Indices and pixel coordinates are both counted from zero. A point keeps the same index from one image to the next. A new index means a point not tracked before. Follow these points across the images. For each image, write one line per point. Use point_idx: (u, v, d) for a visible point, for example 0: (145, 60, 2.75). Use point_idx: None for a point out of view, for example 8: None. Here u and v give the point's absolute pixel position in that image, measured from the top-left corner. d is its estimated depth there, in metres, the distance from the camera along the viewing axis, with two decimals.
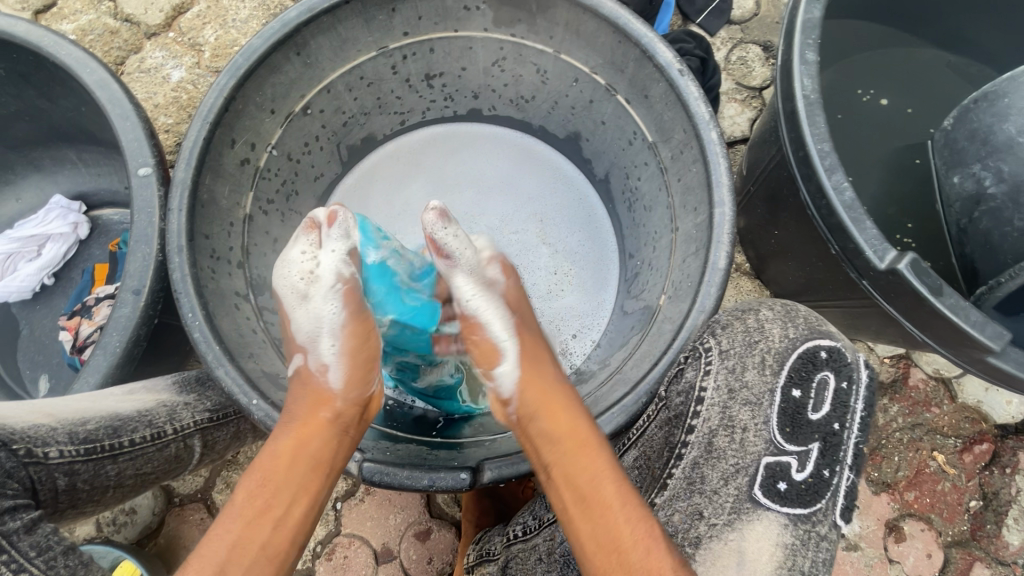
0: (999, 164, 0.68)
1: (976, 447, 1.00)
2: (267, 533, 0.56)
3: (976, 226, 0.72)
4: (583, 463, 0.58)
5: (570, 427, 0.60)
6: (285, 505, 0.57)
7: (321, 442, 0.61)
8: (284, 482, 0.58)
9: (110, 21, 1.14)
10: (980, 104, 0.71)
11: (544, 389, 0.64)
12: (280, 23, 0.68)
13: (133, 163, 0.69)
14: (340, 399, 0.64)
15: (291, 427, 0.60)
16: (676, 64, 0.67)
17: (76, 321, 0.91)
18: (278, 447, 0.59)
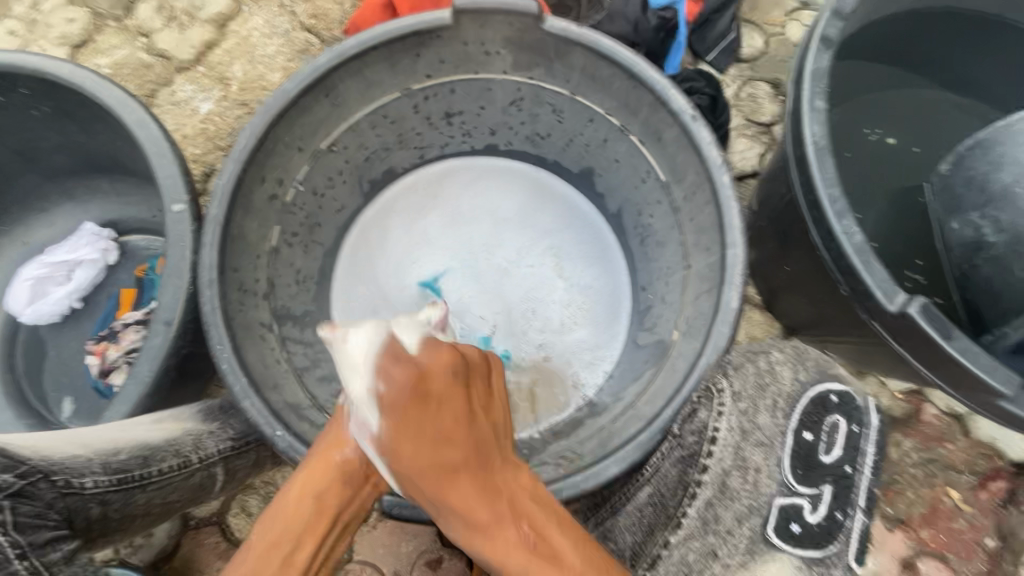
0: (997, 213, 0.69)
1: (991, 484, 0.99)
2: (271, 572, 0.56)
3: (977, 272, 0.72)
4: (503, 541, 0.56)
5: (503, 554, 0.56)
6: (292, 544, 0.58)
7: (329, 484, 0.60)
8: (291, 526, 0.58)
9: (144, 56, 1.20)
10: (975, 150, 0.72)
11: (435, 465, 0.58)
12: (310, 69, 0.72)
13: (168, 199, 0.73)
14: (353, 449, 0.62)
15: (303, 467, 0.61)
16: (689, 110, 0.70)
17: (103, 346, 0.94)
18: (290, 492, 0.60)
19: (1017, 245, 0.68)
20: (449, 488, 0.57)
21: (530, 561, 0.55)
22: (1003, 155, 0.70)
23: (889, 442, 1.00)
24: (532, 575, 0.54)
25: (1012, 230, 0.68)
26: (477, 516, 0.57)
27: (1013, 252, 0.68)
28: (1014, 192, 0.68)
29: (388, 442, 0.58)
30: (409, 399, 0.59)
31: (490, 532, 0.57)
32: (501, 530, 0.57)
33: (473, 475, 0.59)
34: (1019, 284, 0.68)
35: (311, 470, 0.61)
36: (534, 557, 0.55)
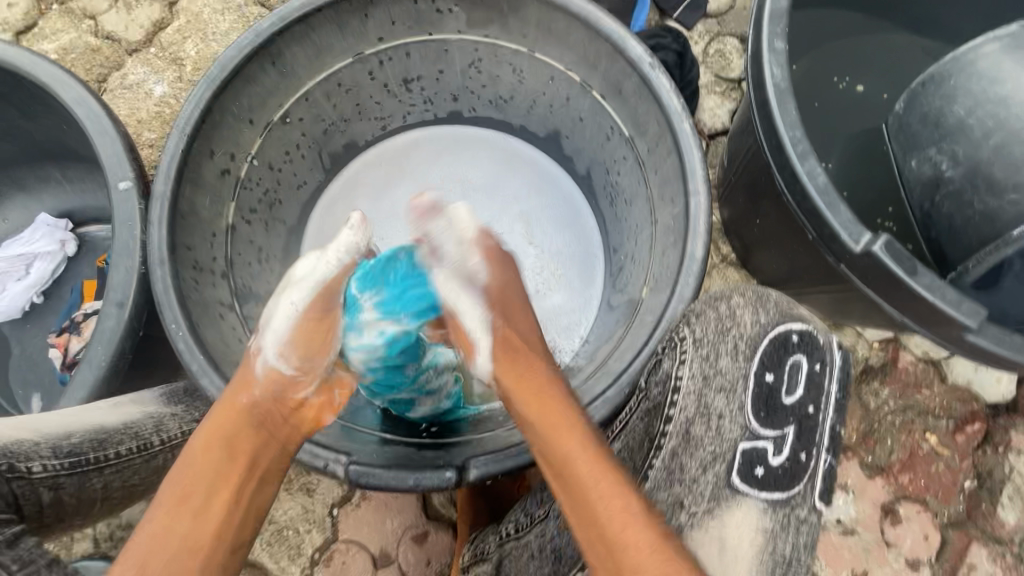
0: (953, 146, 0.69)
1: (968, 427, 1.00)
2: (186, 522, 0.53)
3: (939, 210, 0.72)
4: (562, 443, 0.56)
5: (563, 446, 0.56)
6: (204, 493, 0.55)
7: (239, 423, 0.58)
8: (205, 471, 0.56)
9: (91, 38, 1.15)
10: (928, 86, 0.73)
11: (525, 378, 0.62)
12: (253, 34, 0.69)
13: (113, 178, 0.70)
14: (261, 387, 0.61)
15: (211, 412, 0.59)
16: (647, 58, 0.68)
17: (65, 338, 0.92)
18: (196, 442, 0.58)
19: (976, 177, 0.67)
20: (523, 379, 0.62)
21: (595, 467, 0.54)
22: (954, 88, 0.70)
23: (867, 392, 1.01)
24: (594, 482, 0.54)
25: (966, 163, 0.68)
26: (550, 421, 0.58)
27: (972, 186, 0.68)
28: (969, 125, 0.68)
29: (487, 312, 0.66)
30: (502, 283, 0.68)
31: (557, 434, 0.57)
32: (569, 436, 0.56)
33: (553, 392, 0.60)
34: (980, 219, 0.68)
35: (218, 417, 0.59)
36: (598, 467, 0.54)
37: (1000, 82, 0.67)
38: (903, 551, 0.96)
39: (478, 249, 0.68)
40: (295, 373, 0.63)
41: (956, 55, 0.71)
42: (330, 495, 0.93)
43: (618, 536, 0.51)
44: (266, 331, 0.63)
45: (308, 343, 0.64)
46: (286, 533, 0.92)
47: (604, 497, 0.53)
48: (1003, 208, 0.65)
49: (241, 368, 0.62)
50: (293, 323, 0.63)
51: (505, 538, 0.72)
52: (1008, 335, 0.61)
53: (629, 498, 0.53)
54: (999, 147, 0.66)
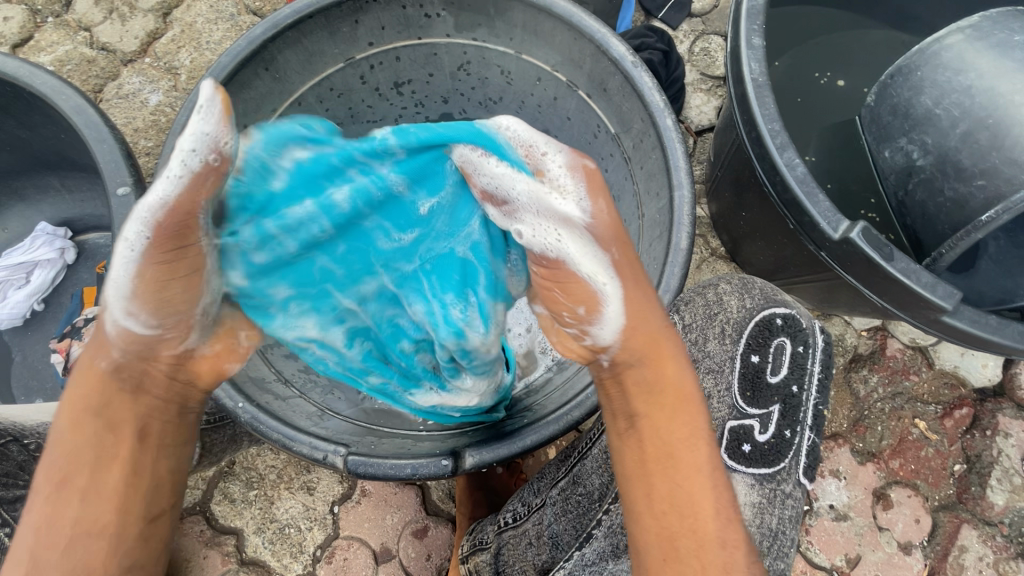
0: (923, 136, 0.72)
1: (956, 412, 1.02)
2: (72, 507, 0.51)
3: (912, 198, 0.74)
4: (680, 421, 0.53)
5: (681, 425, 0.53)
6: (88, 474, 0.52)
7: (110, 400, 0.53)
8: (79, 452, 0.52)
9: (87, 50, 1.17)
10: (896, 78, 0.75)
11: (650, 334, 0.55)
12: (246, 41, 0.71)
13: (111, 184, 0.72)
14: (120, 350, 0.53)
15: (68, 391, 0.54)
16: (629, 57, 0.70)
17: (67, 343, 0.93)
18: (61, 421, 0.53)
19: (946, 165, 0.70)
20: (650, 348, 0.55)
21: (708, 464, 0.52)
22: (921, 79, 0.72)
23: (857, 380, 1.03)
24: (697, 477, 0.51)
25: (937, 151, 0.71)
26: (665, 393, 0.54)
27: (941, 172, 0.70)
28: (936, 115, 0.70)
29: (611, 253, 0.54)
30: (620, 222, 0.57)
31: (670, 415, 0.53)
32: (684, 419, 0.53)
33: (672, 354, 0.55)
34: (950, 205, 0.70)
35: (84, 391, 0.53)
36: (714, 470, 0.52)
37: (964, 71, 0.69)
38: (895, 535, 0.98)
39: (577, 173, 0.56)
40: (172, 326, 0.53)
41: (921, 47, 0.73)
42: (331, 493, 0.95)
43: (711, 536, 0.50)
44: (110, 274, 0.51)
45: (171, 287, 0.52)
46: (288, 531, 0.94)
47: (714, 490, 0.51)
48: (972, 194, 0.68)
49: (98, 332, 0.54)
50: (135, 262, 0.50)
51: (503, 526, 0.73)
52: (983, 315, 0.63)
53: (727, 497, 0.52)
54: (965, 135, 0.68)
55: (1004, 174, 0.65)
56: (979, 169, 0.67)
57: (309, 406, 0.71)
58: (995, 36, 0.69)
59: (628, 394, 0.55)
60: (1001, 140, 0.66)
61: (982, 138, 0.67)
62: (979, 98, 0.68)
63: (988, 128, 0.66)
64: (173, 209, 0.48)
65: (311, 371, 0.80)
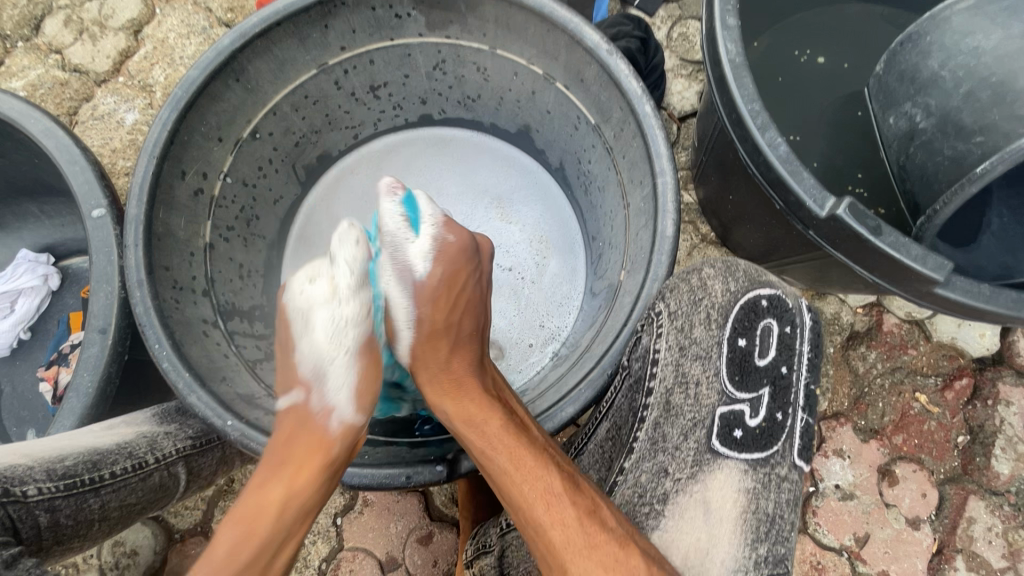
0: (927, 98, 0.72)
1: (957, 383, 1.02)
2: (259, 572, 0.52)
3: (913, 160, 0.74)
4: (484, 445, 0.58)
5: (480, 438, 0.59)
6: (281, 546, 0.53)
7: (315, 486, 0.56)
8: (279, 526, 0.53)
9: (59, 73, 1.15)
10: (907, 45, 0.74)
11: (446, 375, 0.64)
12: (214, 52, 0.70)
13: (86, 206, 0.72)
14: (339, 445, 0.59)
15: (286, 468, 0.56)
16: (604, 45, 0.69)
17: (54, 370, 0.93)
18: (271, 493, 0.55)
19: (946, 126, 0.69)
20: (446, 369, 0.65)
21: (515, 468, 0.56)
22: (930, 44, 0.71)
23: (855, 357, 1.02)
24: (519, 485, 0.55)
25: (938, 113, 0.70)
26: (466, 420, 0.61)
27: (942, 133, 0.70)
28: (941, 77, 0.70)
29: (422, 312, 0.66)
30: (450, 276, 0.67)
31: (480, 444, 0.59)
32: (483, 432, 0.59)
33: (460, 388, 0.63)
34: (947, 164, 0.69)
35: (292, 477, 0.55)
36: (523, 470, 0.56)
37: (971, 34, 0.68)
38: (903, 511, 0.97)
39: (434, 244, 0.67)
40: (363, 421, 0.62)
41: (930, 15, 0.72)
42: (333, 505, 0.94)
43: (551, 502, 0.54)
44: (325, 383, 0.60)
45: (362, 384, 0.62)
46: None
47: (521, 470, 0.56)
48: (971, 150, 0.67)
49: (309, 422, 0.59)
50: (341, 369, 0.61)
51: (506, 528, 0.72)
52: (975, 284, 0.62)
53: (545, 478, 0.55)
54: (967, 95, 0.67)
55: (1004, 129, 0.64)
56: (978, 127, 0.66)
57: None
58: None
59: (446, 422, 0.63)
60: (1003, 97, 0.65)
61: (984, 97, 0.66)
62: (984, 58, 0.67)
63: (991, 87, 0.66)
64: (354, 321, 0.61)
65: None
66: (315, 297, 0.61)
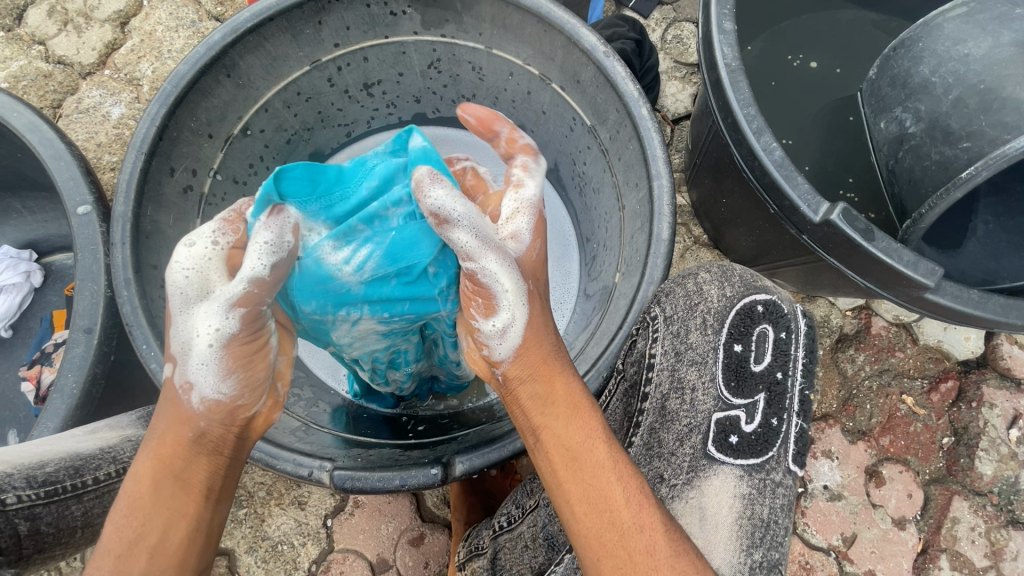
0: (917, 104, 0.73)
1: (942, 385, 1.03)
2: (142, 563, 0.47)
3: (902, 164, 0.75)
4: (577, 427, 0.53)
5: (575, 423, 0.53)
6: (160, 530, 0.49)
7: (187, 460, 0.52)
8: (152, 508, 0.49)
9: (42, 64, 1.12)
10: (899, 51, 0.75)
11: (542, 353, 0.57)
12: (204, 47, 0.68)
13: (71, 203, 0.71)
14: (202, 418, 0.54)
15: (148, 448, 0.53)
16: (601, 47, 0.69)
17: (37, 370, 0.90)
18: (138, 475, 0.51)
19: (936, 133, 0.70)
20: (541, 355, 0.57)
21: (616, 459, 0.51)
22: (923, 50, 0.72)
23: (844, 359, 1.03)
24: (612, 474, 0.50)
25: (928, 118, 0.72)
26: (561, 397, 0.54)
27: (930, 138, 0.71)
28: (931, 83, 0.71)
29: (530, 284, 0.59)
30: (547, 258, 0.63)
31: (572, 421, 0.53)
32: (581, 415, 0.53)
33: (561, 365, 0.57)
34: (934, 168, 0.71)
35: (159, 455, 0.52)
36: (623, 465, 0.51)
37: (962, 42, 0.69)
38: (889, 511, 0.99)
39: (534, 216, 0.62)
40: (236, 394, 0.55)
41: (924, 21, 0.73)
42: (323, 507, 0.93)
43: (633, 501, 0.49)
44: (188, 360, 0.54)
45: (242, 364, 0.55)
46: (281, 548, 0.92)
47: (623, 482, 0.50)
48: (957, 155, 0.68)
49: (172, 401, 0.54)
50: (217, 355, 0.54)
51: (499, 530, 0.73)
52: (965, 290, 0.63)
53: (638, 481, 0.51)
54: (956, 101, 0.69)
55: (989, 136, 0.66)
56: (965, 132, 0.68)
57: (293, 421, 0.69)
58: (997, 9, 0.68)
59: (526, 411, 0.55)
60: (990, 104, 0.66)
61: (972, 103, 0.67)
62: (973, 65, 0.68)
63: (979, 94, 0.67)
64: (289, 230, 0.59)
65: (293, 384, 0.78)
66: (184, 263, 0.55)
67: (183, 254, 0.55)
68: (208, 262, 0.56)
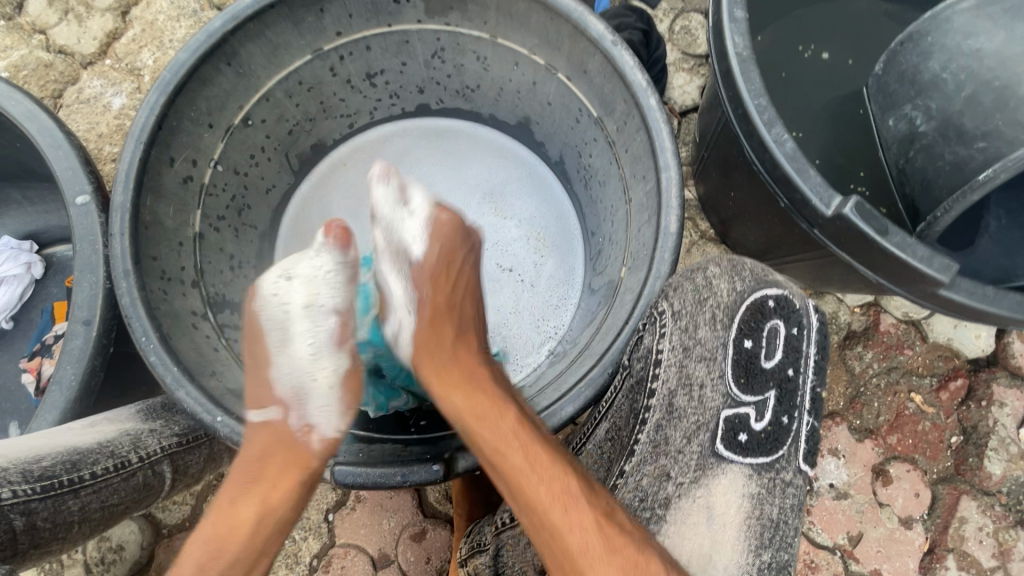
0: (927, 101, 0.71)
1: (951, 383, 1.02)
2: None
3: (913, 165, 0.73)
4: (489, 439, 0.58)
5: (486, 436, 0.58)
6: (246, 569, 0.57)
7: (289, 503, 0.59)
8: (245, 548, 0.57)
9: (43, 54, 1.11)
10: (906, 45, 0.73)
11: (448, 369, 0.64)
12: (204, 35, 0.67)
13: (69, 193, 0.70)
14: (316, 459, 0.62)
15: (259, 483, 0.59)
16: (608, 35, 0.67)
17: (38, 362, 0.90)
18: (244, 509, 0.58)
19: (948, 130, 0.69)
20: (448, 371, 0.63)
21: (525, 461, 0.55)
22: (931, 45, 0.70)
23: (852, 357, 1.02)
24: (525, 478, 0.54)
25: (940, 116, 0.69)
26: (467, 411, 0.60)
27: (942, 138, 0.69)
28: (942, 79, 0.69)
29: (420, 299, 0.67)
30: (444, 262, 0.67)
31: (485, 434, 0.58)
32: (489, 425, 0.58)
33: (466, 379, 0.62)
34: (949, 168, 0.69)
35: (266, 496, 0.59)
36: (534, 468, 0.55)
37: (974, 35, 0.67)
38: (896, 511, 0.98)
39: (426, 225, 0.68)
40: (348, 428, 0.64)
41: (932, 14, 0.71)
42: (324, 501, 0.92)
43: (554, 496, 0.53)
44: (303, 402, 0.62)
45: (354, 398, 0.65)
46: (282, 542, 0.91)
47: (539, 483, 0.54)
48: (972, 156, 0.67)
49: (285, 434, 0.61)
50: (336, 393, 0.64)
51: (500, 527, 0.71)
52: (980, 287, 0.62)
53: (555, 478, 0.54)
54: (969, 97, 0.67)
55: (1007, 136, 0.64)
56: (980, 132, 0.66)
57: None
58: (1010, 0, 0.66)
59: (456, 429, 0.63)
60: (1006, 102, 0.65)
61: (986, 101, 0.66)
62: (985, 60, 0.66)
63: (994, 91, 0.65)
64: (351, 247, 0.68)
65: None
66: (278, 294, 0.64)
67: (276, 284, 0.64)
68: (319, 280, 0.65)
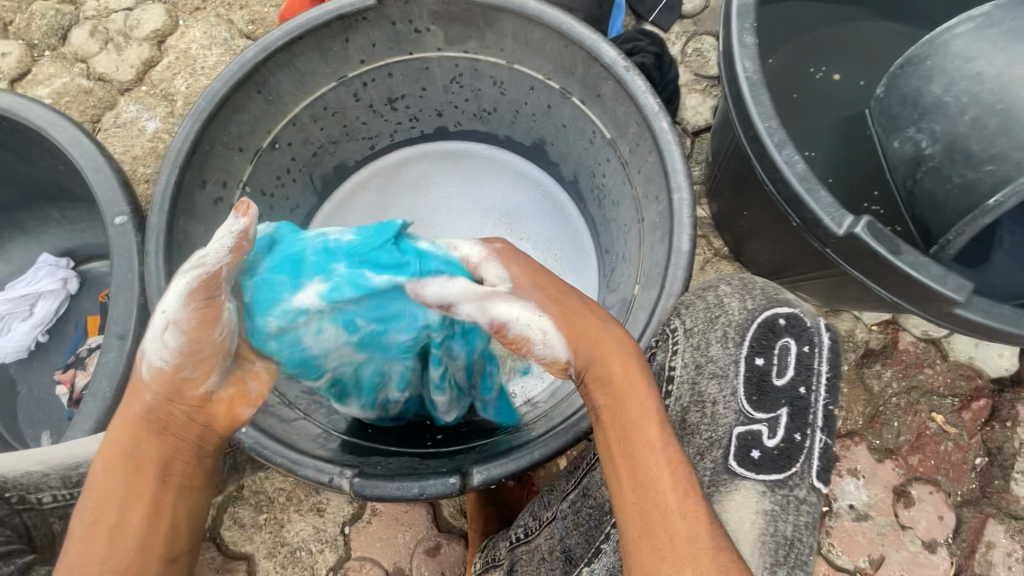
0: (932, 124, 0.71)
1: (974, 404, 1.00)
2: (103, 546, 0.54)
3: (921, 186, 0.73)
4: (632, 401, 0.54)
5: (630, 401, 0.54)
6: (118, 513, 0.55)
7: (143, 439, 0.57)
8: (113, 490, 0.56)
9: (84, 81, 1.18)
10: (906, 68, 0.75)
11: (596, 333, 0.59)
12: (238, 65, 0.71)
13: (109, 213, 0.74)
14: (151, 392, 0.58)
15: (116, 424, 0.58)
16: (621, 62, 0.69)
17: (71, 375, 0.95)
18: (105, 453, 0.57)
19: (955, 153, 0.69)
20: (597, 338, 0.58)
21: (659, 439, 0.51)
22: (931, 69, 0.71)
23: (870, 375, 1.01)
24: (644, 455, 0.50)
25: (946, 138, 0.70)
26: (610, 370, 0.56)
27: (949, 160, 0.70)
28: (945, 102, 0.70)
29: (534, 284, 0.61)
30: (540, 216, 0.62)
31: (622, 398, 0.54)
32: (632, 393, 0.54)
33: (616, 346, 0.58)
34: (957, 192, 0.69)
35: (120, 435, 0.58)
36: (666, 448, 0.50)
37: (973, 59, 0.68)
38: (918, 533, 0.96)
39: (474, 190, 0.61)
40: (178, 366, 0.57)
41: (930, 39, 0.73)
42: (341, 514, 0.94)
43: (670, 484, 0.48)
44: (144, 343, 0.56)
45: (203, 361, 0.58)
46: (300, 554, 0.93)
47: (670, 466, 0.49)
48: (982, 179, 0.67)
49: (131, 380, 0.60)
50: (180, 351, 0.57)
51: (515, 542, 0.72)
52: (997, 305, 0.62)
53: (686, 472, 0.49)
54: (974, 121, 0.67)
55: (1014, 159, 0.65)
56: (988, 155, 0.66)
57: (313, 428, 0.72)
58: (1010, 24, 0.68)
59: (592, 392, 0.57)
60: (1011, 124, 0.65)
61: (992, 123, 0.66)
62: (987, 84, 0.67)
63: (998, 113, 0.66)
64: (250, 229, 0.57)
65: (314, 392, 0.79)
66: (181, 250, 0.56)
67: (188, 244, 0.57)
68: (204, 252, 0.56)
